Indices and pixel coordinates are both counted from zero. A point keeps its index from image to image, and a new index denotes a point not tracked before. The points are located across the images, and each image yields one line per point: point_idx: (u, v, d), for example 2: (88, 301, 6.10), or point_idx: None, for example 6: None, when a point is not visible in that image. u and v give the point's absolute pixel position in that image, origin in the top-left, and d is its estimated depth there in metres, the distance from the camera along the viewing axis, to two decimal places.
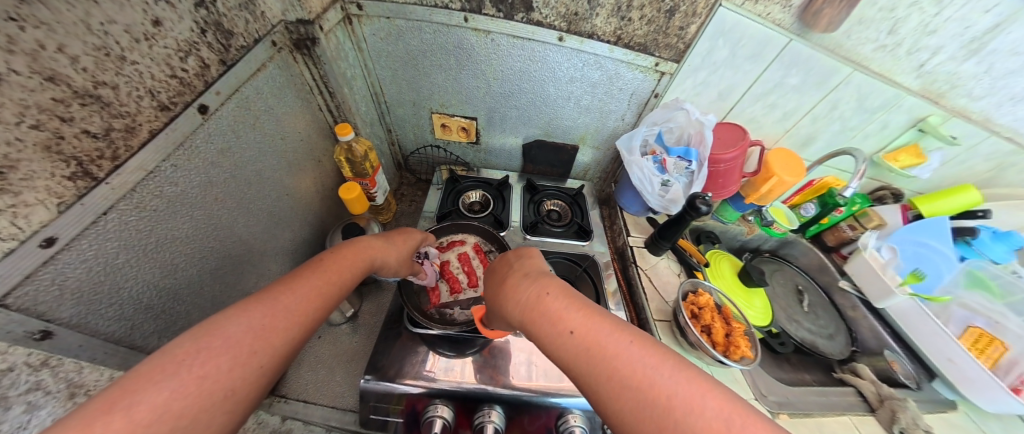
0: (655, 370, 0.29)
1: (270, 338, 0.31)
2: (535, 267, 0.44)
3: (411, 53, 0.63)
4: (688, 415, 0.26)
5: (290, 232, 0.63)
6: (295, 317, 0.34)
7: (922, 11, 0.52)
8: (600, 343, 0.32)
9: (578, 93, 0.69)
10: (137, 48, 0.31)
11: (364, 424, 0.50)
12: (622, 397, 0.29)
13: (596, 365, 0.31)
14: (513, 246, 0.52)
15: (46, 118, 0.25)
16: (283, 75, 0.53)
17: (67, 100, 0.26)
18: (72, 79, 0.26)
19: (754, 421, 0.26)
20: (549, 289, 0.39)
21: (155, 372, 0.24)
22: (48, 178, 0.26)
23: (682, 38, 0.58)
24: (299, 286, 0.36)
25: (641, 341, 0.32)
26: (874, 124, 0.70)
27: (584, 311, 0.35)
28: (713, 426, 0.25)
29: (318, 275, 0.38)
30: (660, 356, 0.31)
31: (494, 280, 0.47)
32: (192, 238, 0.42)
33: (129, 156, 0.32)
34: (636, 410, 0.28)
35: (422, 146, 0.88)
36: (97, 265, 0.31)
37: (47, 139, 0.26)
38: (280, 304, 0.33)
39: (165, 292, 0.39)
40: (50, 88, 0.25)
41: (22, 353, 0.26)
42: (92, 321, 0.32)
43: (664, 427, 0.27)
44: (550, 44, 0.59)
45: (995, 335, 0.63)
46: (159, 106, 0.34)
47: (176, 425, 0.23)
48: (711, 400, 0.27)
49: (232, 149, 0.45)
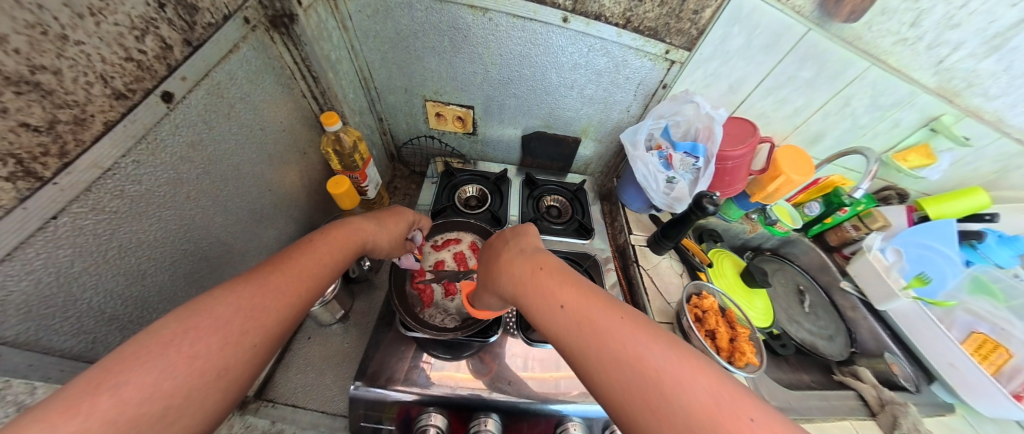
0: (646, 346, 0.27)
1: (261, 318, 0.30)
2: (531, 246, 0.43)
3: (401, 34, 0.58)
4: (676, 391, 0.24)
5: (274, 230, 0.60)
6: (287, 298, 0.33)
7: (948, 2, 0.48)
8: (590, 315, 0.31)
9: (582, 81, 0.64)
10: (82, 26, 0.26)
11: (355, 431, 0.48)
12: (607, 371, 0.27)
13: (583, 338, 0.30)
14: (511, 225, 0.50)
15: None
16: (258, 57, 0.47)
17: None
18: (3, 63, 0.21)
19: (749, 403, 0.23)
20: (543, 265, 0.38)
21: (141, 352, 0.23)
22: None
23: (696, 23, 0.54)
24: (289, 266, 0.35)
25: (632, 316, 0.30)
26: (885, 123, 0.67)
27: (577, 286, 0.34)
28: (703, 404, 0.23)
29: (308, 257, 0.37)
30: (652, 333, 0.28)
31: (491, 254, 0.46)
32: (162, 241, 0.38)
33: (81, 152, 0.28)
34: (620, 385, 0.26)
35: (415, 136, 0.83)
36: (48, 276, 0.28)
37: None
38: (271, 284, 0.32)
39: (132, 301, 0.36)
40: None
41: None
42: (45, 337, 0.29)
43: (650, 402, 0.25)
44: (553, 25, 0.54)
45: (999, 341, 0.64)
46: (113, 94, 0.30)
47: (169, 403, 0.23)
48: (703, 378, 0.25)
49: (203, 142, 0.41)
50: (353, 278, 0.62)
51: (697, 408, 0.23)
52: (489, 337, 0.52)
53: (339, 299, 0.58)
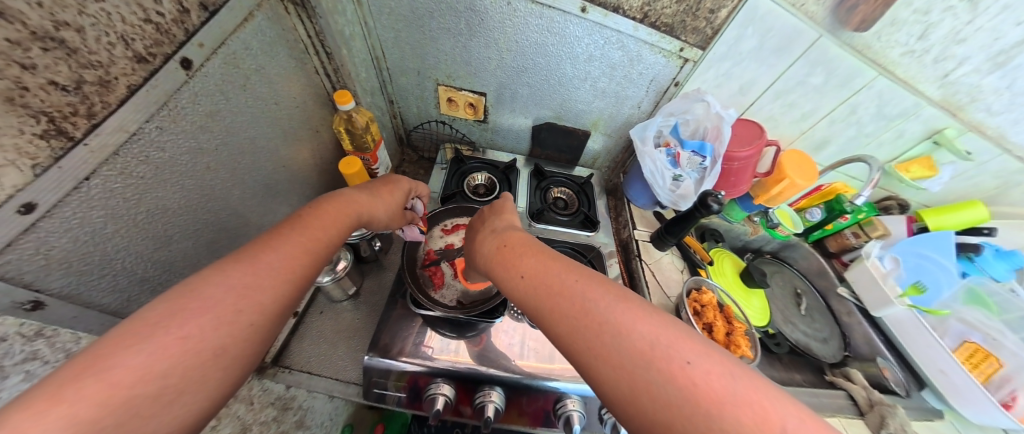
0: (593, 302, 0.29)
1: (256, 296, 0.29)
2: (505, 225, 0.45)
3: (417, 12, 0.57)
4: (620, 337, 0.26)
5: (287, 206, 0.60)
6: (283, 274, 0.32)
7: (956, 17, 0.49)
8: (549, 279, 0.33)
9: (596, 74, 0.64)
10: None
11: (365, 396, 0.50)
12: (563, 325, 0.29)
13: (541, 298, 0.32)
14: (490, 205, 0.53)
15: (5, 64, 0.20)
16: (273, 28, 0.47)
17: (25, 43, 0.21)
18: (27, 16, 0.21)
19: (684, 342, 0.25)
20: (509, 242, 0.40)
21: (127, 336, 0.22)
22: (16, 136, 0.22)
23: (711, 22, 0.54)
24: (280, 243, 0.34)
25: (587, 276, 0.32)
26: (890, 133, 0.68)
27: (537, 257, 0.36)
28: (638, 346, 0.25)
29: (302, 232, 0.36)
30: (604, 290, 0.30)
31: (472, 232, 0.48)
32: (184, 209, 0.38)
33: (107, 114, 0.28)
34: (573, 335, 0.28)
35: (425, 121, 0.83)
36: (84, 234, 0.28)
37: (8, 89, 0.21)
38: (262, 262, 0.31)
39: (160, 264, 0.37)
40: (1, 26, 0.20)
41: (11, 324, 0.25)
42: (84, 293, 0.30)
43: (594, 350, 0.27)
44: (571, 15, 0.54)
45: (990, 350, 0.65)
46: (134, 57, 0.30)
47: (164, 383, 0.22)
48: (642, 325, 0.27)
49: (221, 113, 0.41)
50: (364, 257, 0.62)
51: (639, 351, 0.25)
52: (495, 318, 0.52)
53: (351, 275, 0.57)
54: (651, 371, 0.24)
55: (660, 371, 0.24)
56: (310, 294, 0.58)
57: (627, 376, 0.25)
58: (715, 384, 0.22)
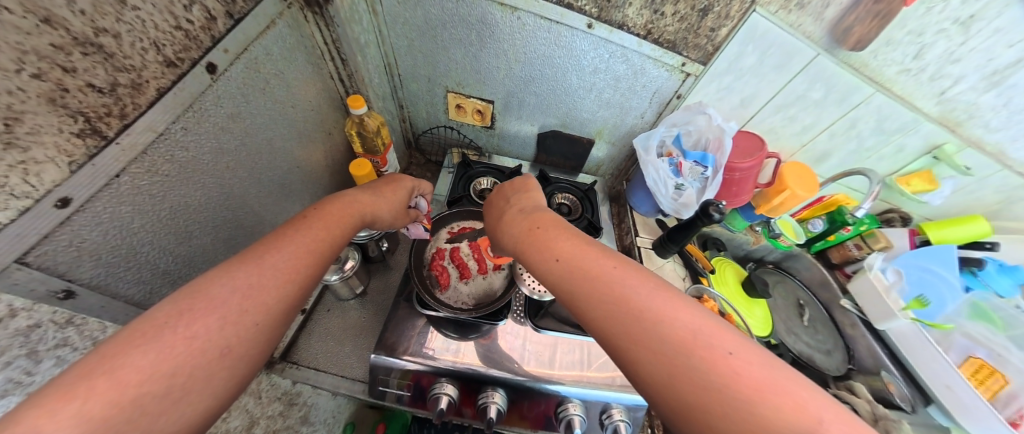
0: (631, 288, 0.30)
1: (260, 297, 0.30)
2: (532, 207, 0.45)
3: (430, 23, 0.59)
4: (658, 322, 0.27)
5: (300, 205, 0.62)
6: (287, 274, 0.33)
7: (949, 39, 0.50)
8: (584, 262, 0.33)
9: (601, 85, 0.66)
10: None
11: (370, 393, 0.51)
12: (599, 308, 0.30)
13: (577, 280, 0.32)
14: (512, 181, 0.53)
15: (47, 68, 0.22)
16: (293, 35, 0.49)
17: (67, 48, 0.23)
18: (71, 23, 0.22)
19: (722, 331, 0.26)
20: (541, 224, 0.40)
21: (136, 335, 0.23)
22: (55, 134, 0.24)
23: (712, 40, 0.55)
24: (285, 244, 0.34)
25: (623, 263, 0.33)
26: (889, 147, 0.69)
27: (572, 241, 0.36)
28: (677, 332, 0.26)
29: (305, 234, 0.37)
30: (641, 278, 0.31)
31: (496, 215, 0.48)
32: (205, 205, 0.40)
33: (138, 115, 0.29)
34: (609, 319, 0.29)
35: (434, 126, 0.85)
36: (112, 229, 0.30)
37: (49, 91, 0.22)
38: (267, 262, 0.32)
39: (181, 258, 0.38)
40: (47, 33, 0.21)
41: (47, 312, 0.26)
42: (112, 284, 0.31)
43: (632, 333, 0.28)
44: (577, 30, 0.56)
45: (995, 366, 0.65)
46: (164, 62, 0.31)
47: (172, 382, 0.23)
48: (682, 313, 0.28)
49: (242, 115, 0.43)
50: (372, 257, 0.63)
51: (676, 336, 0.26)
52: (499, 320, 0.53)
53: (359, 275, 0.58)
54: (688, 356, 0.25)
55: (697, 356, 0.25)
56: (318, 292, 0.59)
57: (663, 360, 0.26)
58: (753, 372, 0.23)
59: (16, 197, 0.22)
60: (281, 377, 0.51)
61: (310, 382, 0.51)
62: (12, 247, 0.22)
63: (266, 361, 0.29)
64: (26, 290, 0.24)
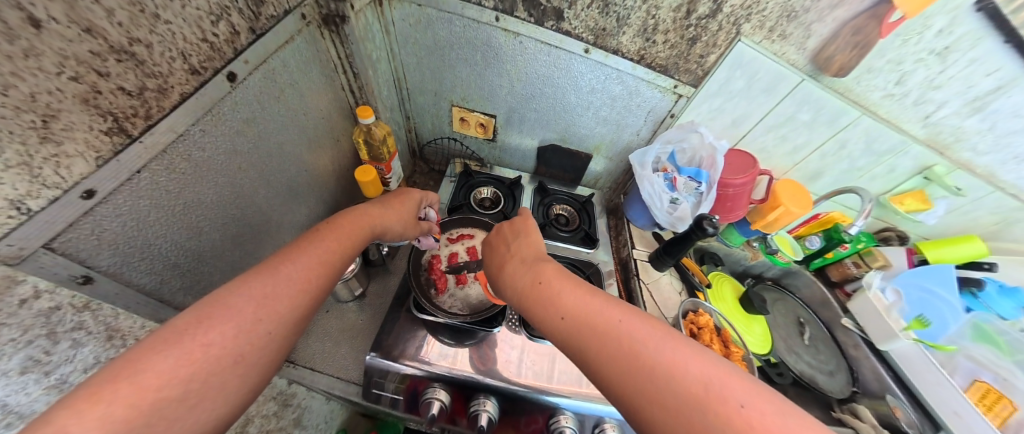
0: (640, 343, 0.30)
1: (274, 306, 0.31)
2: (532, 255, 0.45)
3: (438, 44, 0.63)
4: (671, 379, 0.27)
5: (305, 207, 0.64)
6: (300, 284, 0.34)
7: (928, 67, 0.53)
8: (594, 318, 0.33)
9: (598, 104, 0.69)
10: (170, 7, 0.30)
11: (363, 396, 0.50)
12: (610, 368, 0.30)
13: (585, 339, 0.32)
14: (510, 221, 0.53)
15: (85, 71, 0.24)
16: (309, 50, 0.52)
17: (104, 55, 0.25)
18: (109, 33, 0.25)
19: (730, 379, 0.27)
20: (543, 277, 0.40)
21: (159, 341, 0.24)
22: (86, 131, 0.26)
23: (702, 65, 0.59)
24: (299, 255, 0.36)
25: (630, 315, 0.33)
26: (880, 168, 0.70)
27: (575, 294, 0.36)
28: (687, 388, 0.26)
29: (318, 246, 0.38)
30: (649, 329, 0.31)
31: (498, 258, 0.48)
32: (216, 203, 0.42)
33: (161, 116, 0.32)
34: (622, 378, 0.29)
35: (438, 137, 0.88)
36: (131, 220, 0.31)
37: (85, 92, 0.25)
38: (281, 273, 0.33)
39: (191, 252, 0.40)
40: (87, 41, 0.24)
41: (67, 295, 0.28)
42: (126, 272, 0.32)
43: (647, 394, 0.27)
44: (575, 54, 0.60)
45: (1003, 392, 0.62)
46: (190, 70, 0.34)
47: (188, 387, 0.24)
48: (691, 366, 0.28)
49: (257, 120, 0.45)
50: (372, 261, 0.64)
51: (692, 394, 0.26)
52: (494, 327, 0.53)
53: (358, 278, 0.59)
54: (707, 415, 0.25)
55: (714, 414, 0.25)
56: None
57: (682, 422, 0.25)
58: (772, 426, 0.23)
59: (45, 186, 0.24)
60: (278, 376, 0.51)
61: (306, 382, 0.51)
62: (41, 233, 0.24)
63: (278, 368, 0.30)
64: (50, 273, 0.26)
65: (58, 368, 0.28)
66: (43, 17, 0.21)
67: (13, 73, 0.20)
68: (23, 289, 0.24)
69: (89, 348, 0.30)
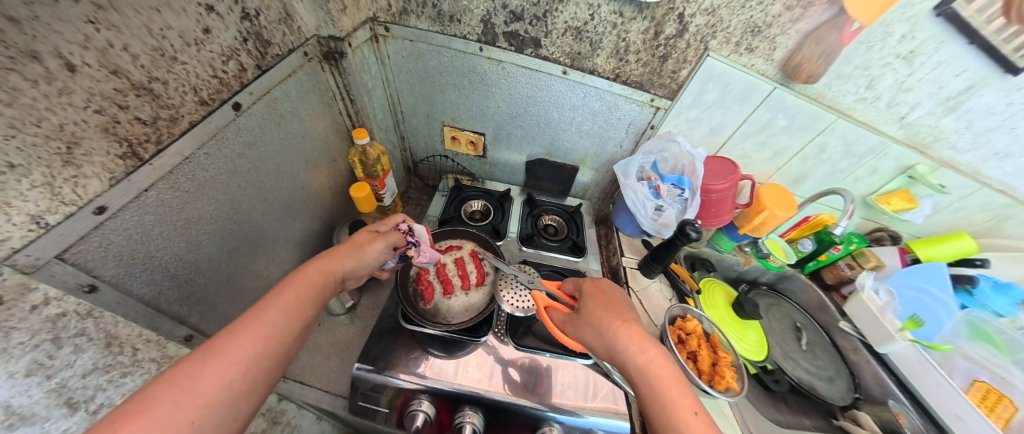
0: None
1: (201, 389, 0.29)
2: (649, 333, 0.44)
3: (429, 71, 0.69)
4: None
5: (301, 223, 0.67)
6: (235, 359, 0.32)
7: (895, 71, 0.55)
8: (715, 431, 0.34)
9: (580, 119, 0.72)
10: (187, 51, 0.35)
11: (353, 409, 0.51)
12: None
13: None
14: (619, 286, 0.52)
15: (107, 105, 0.28)
16: (310, 81, 0.57)
17: (126, 91, 0.30)
18: (132, 73, 0.30)
19: None
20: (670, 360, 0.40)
21: None
22: (104, 156, 0.29)
23: (675, 79, 0.62)
24: (239, 326, 0.35)
25: None
26: (863, 169, 0.71)
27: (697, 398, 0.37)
28: None
29: (263, 309, 0.37)
30: None
31: (604, 306, 0.45)
32: (215, 218, 0.45)
33: (171, 142, 0.35)
34: None
35: (432, 155, 0.92)
36: (136, 234, 0.34)
37: (106, 122, 0.29)
38: (216, 349, 0.32)
39: (190, 264, 0.43)
40: (113, 80, 0.28)
41: (72, 303, 0.30)
42: (127, 281, 0.35)
43: None
44: (555, 76, 0.64)
45: (1003, 392, 0.60)
46: (199, 101, 0.38)
47: None
48: None
49: (258, 143, 0.49)
50: None
51: None
52: (480, 337, 0.56)
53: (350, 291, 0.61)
54: None
55: None
56: None
57: None
58: None
59: (58, 202, 0.27)
60: None
61: (294, 395, 0.52)
62: (56, 244, 0.27)
63: None
64: (60, 281, 0.29)
65: (60, 372, 0.29)
66: (78, 63, 0.25)
67: (47, 108, 0.24)
68: (34, 296, 0.27)
69: (89, 355, 0.32)
